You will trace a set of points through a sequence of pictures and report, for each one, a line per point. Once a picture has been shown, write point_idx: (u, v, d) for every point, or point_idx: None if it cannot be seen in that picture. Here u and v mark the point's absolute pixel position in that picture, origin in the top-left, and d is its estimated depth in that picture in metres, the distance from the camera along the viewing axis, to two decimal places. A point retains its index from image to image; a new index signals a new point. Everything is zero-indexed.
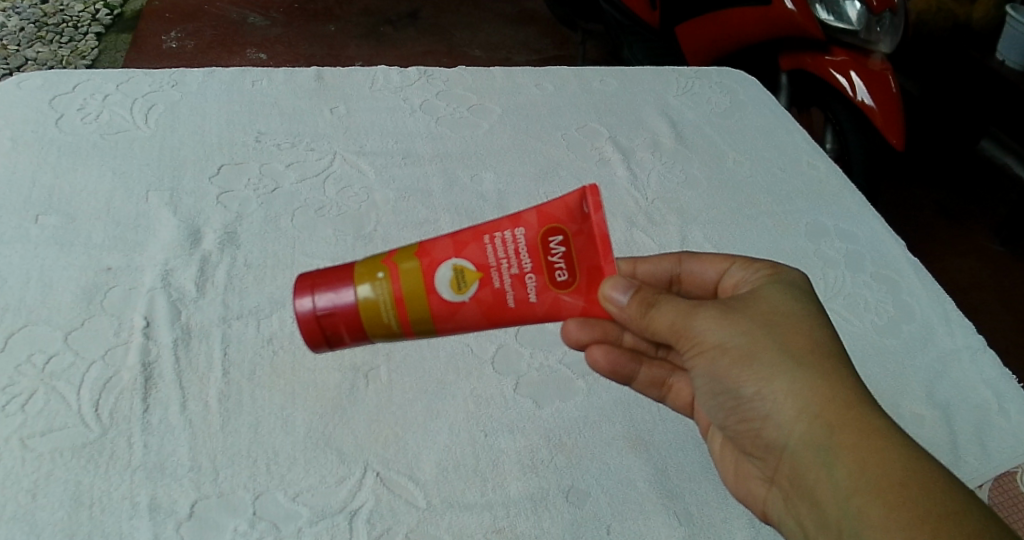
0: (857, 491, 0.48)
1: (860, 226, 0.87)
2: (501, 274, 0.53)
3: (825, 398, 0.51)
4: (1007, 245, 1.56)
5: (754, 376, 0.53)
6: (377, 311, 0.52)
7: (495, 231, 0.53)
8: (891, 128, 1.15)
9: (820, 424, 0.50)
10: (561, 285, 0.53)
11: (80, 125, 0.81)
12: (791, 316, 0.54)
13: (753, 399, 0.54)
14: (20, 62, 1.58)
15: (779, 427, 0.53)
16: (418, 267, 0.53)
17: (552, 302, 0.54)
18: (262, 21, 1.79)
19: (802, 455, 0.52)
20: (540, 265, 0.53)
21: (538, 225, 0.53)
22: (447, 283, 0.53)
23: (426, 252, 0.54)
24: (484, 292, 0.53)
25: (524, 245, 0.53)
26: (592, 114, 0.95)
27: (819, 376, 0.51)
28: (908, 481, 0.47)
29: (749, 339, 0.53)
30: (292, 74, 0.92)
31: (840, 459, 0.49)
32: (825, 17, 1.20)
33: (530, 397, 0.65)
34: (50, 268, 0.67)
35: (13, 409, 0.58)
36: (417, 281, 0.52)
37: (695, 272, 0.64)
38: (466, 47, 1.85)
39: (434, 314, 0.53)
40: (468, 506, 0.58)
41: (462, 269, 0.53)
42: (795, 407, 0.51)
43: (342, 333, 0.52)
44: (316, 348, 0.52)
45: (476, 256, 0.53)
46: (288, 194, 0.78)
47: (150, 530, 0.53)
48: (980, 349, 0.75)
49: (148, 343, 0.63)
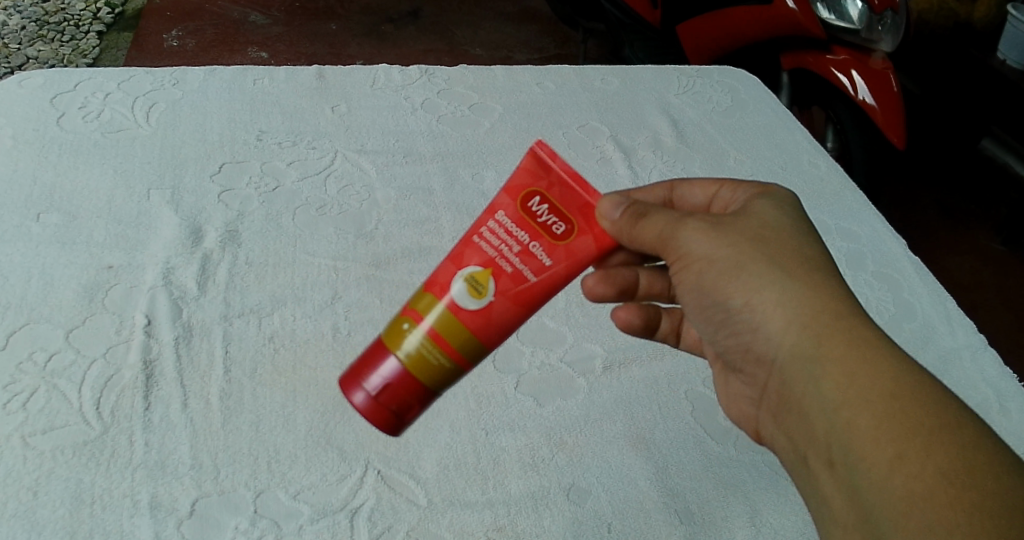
0: (845, 403, 0.48)
1: (859, 225, 0.87)
2: (509, 259, 0.52)
3: (814, 307, 0.51)
4: (1008, 244, 1.57)
5: (742, 287, 0.53)
6: (423, 358, 0.50)
7: (480, 230, 0.53)
8: (891, 127, 1.14)
9: (809, 334, 0.51)
10: (563, 235, 0.52)
11: (81, 123, 0.81)
12: (778, 230, 0.54)
13: (740, 310, 0.54)
14: (21, 61, 1.59)
15: (766, 339, 0.53)
16: (433, 299, 0.52)
17: (566, 256, 0.52)
18: (263, 19, 1.79)
19: (790, 365, 0.51)
20: (535, 229, 0.52)
21: (513, 200, 0.52)
22: (465, 295, 0.51)
23: (432, 283, 0.53)
24: (503, 282, 0.52)
25: (511, 224, 0.52)
26: (593, 113, 0.95)
27: (807, 286, 0.52)
28: (897, 393, 0.47)
29: (735, 250, 0.53)
30: (293, 72, 0.92)
31: (828, 371, 0.49)
32: (826, 16, 1.20)
33: (530, 395, 0.65)
34: (51, 265, 0.67)
35: (14, 407, 0.58)
36: (440, 312, 0.51)
37: (685, 196, 0.64)
38: (467, 45, 1.85)
39: (474, 331, 0.51)
40: (469, 504, 0.58)
41: (473, 276, 0.52)
42: (784, 316, 0.52)
43: (408, 400, 0.50)
44: (395, 432, 0.51)
45: (478, 258, 0.52)
46: (290, 193, 0.78)
47: (151, 528, 0.53)
48: (981, 348, 0.75)
49: (150, 341, 0.63)
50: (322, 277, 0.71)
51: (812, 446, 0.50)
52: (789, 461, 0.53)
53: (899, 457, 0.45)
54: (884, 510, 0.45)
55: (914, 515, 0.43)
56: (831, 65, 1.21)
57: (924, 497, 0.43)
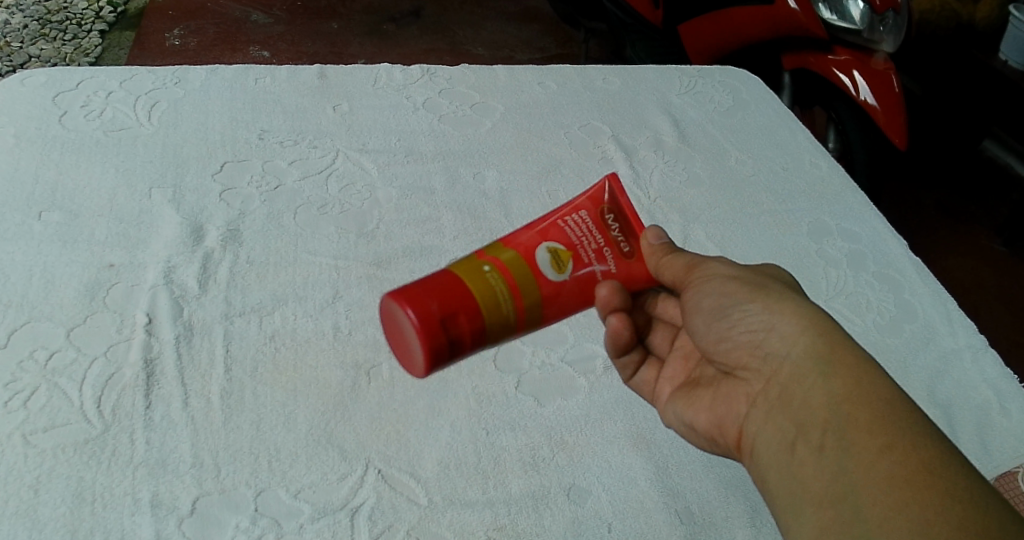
0: (850, 399, 0.50)
1: (860, 226, 0.87)
2: (586, 251, 0.56)
3: (826, 323, 0.54)
4: (1009, 245, 1.56)
5: (761, 298, 0.55)
6: (493, 295, 0.51)
7: (562, 215, 0.57)
8: (894, 128, 1.15)
9: (822, 341, 0.53)
10: (629, 253, 0.58)
11: (82, 122, 0.81)
12: (790, 278, 0.59)
13: (751, 316, 0.55)
14: (24, 59, 1.59)
15: (779, 340, 0.54)
16: (516, 254, 0.54)
17: (628, 269, 0.58)
18: (266, 18, 1.79)
19: (796, 367, 0.53)
20: (610, 237, 0.57)
21: (595, 205, 0.57)
22: (547, 265, 0.54)
23: (515, 243, 0.55)
24: (579, 269, 0.55)
25: (592, 222, 0.57)
26: (594, 113, 0.95)
27: (819, 308, 0.55)
28: (895, 399, 0.50)
29: (757, 278, 0.57)
30: (296, 71, 0.92)
31: (835, 370, 0.51)
32: (829, 16, 1.20)
33: (530, 395, 0.65)
34: (53, 264, 0.67)
35: (14, 405, 0.58)
36: (523, 266, 0.53)
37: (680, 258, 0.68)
38: (469, 45, 1.85)
39: (544, 298, 0.54)
40: (469, 503, 0.58)
41: (555, 250, 0.55)
42: (800, 325, 0.54)
43: (463, 330, 0.50)
44: (429, 361, 0.49)
45: (560, 238, 0.55)
46: (291, 192, 0.78)
47: (152, 527, 0.53)
48: (982, 350, 0.75)
49: (150, 340, 0.63)
50: (323, 276, 0.71)
51: (799, 437, 0.51)
52: (761, 456, 0.54)
53: (888, 447, 0.47)
54: (867, 492, 0.46)
55: (892, 499, 0.46)
56: (833, 66, 1.21)
57: (904, 482, 0.46)
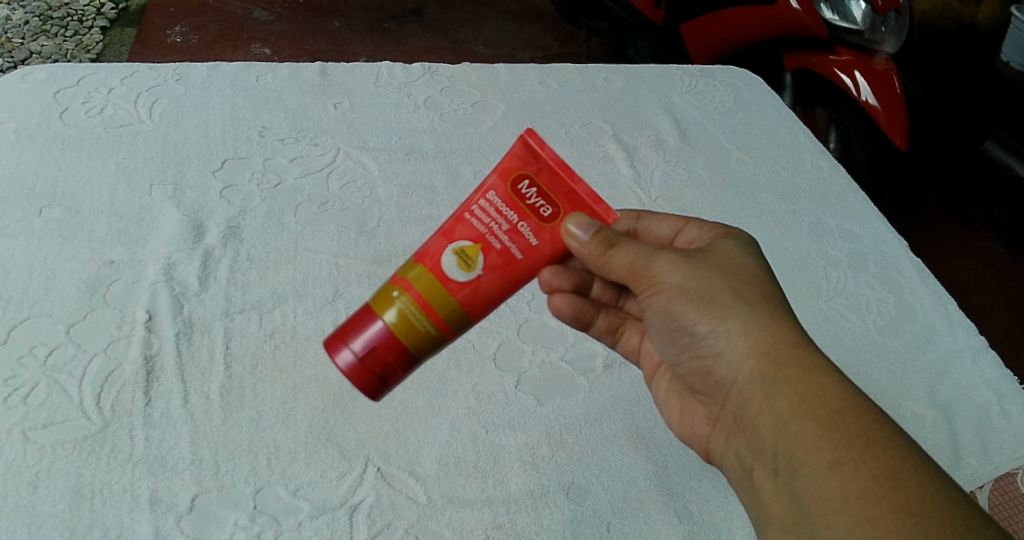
0: (795, 417, 0.50)
1: (861, 227, 0.87)
2: (498, 236, 0.54)
3: (774, 336, 0.53)
4: (1010, 246, 1.56)
5: (709, 312, 0.55)
6: (409, 324, 0.52)
7: (470, 206, 0.54)
8: (896, 129, 1.14)
9: (768, 359, 0.53)
10: (550, 219, 0.54)
11: (83, 118, 0.81)
12: (745, 271, 0.57)
13: (706, 336, 0.56)
14: (26, 54, 1.59)
15: (729, 363, 0.55)
16: (423, 269, 0.53)
17: (553, 237, 0.54)
18: (267, 16, 1.79)
19: (747, 388, 0.54)
20: (523, 211, 0.53)
21: (503, 181, 0.53)
22: (454, 268, 0.53)
23: (424, 254, 0.54)
24: (491, 258, 0.54)
25: (500, 204, 0.53)
26: (596, 112, 0.95)
27: (769, 320, 0.54)
28: (844, 409, 0.49)
29: (706, 282, 0.56)
30: (297, 69, 0.92)
31: (783, 391, 0.52)
32: (831, 17, 1.20)
33: (530, 394, 0.65)
34: (53, 260, 0.67)
35: (14, 402, 0.58)
36: (429, 281, 0.53)
37: (650, 228, 0.66)
38: (471, 43, 1.84)
39: (461, 302, 0.53)
40: (469, 502, 0.58)
41: (462, 250, 0.53)
42: (747, 344, 0.54)
43: (393, 366, 0.53)
44: (376, 395, 0.53)
45: (467, 233, 0.54)
46: (292, 190, 0.78)
47: (150, 523, 0.53)
48: (982, 350, 0.75)
49: (150, 337, 0.63)
50: (323, 274, 0.71)
51: (761, 462, 0.53)
52: (736, 479, 0.56)
53: (836, 465, 0.48)
54: (820, 513, 0.47)
55: (844, 517, 0.46)
56: (835, 66, 1.21)
57: (857, 500, 0.46)
